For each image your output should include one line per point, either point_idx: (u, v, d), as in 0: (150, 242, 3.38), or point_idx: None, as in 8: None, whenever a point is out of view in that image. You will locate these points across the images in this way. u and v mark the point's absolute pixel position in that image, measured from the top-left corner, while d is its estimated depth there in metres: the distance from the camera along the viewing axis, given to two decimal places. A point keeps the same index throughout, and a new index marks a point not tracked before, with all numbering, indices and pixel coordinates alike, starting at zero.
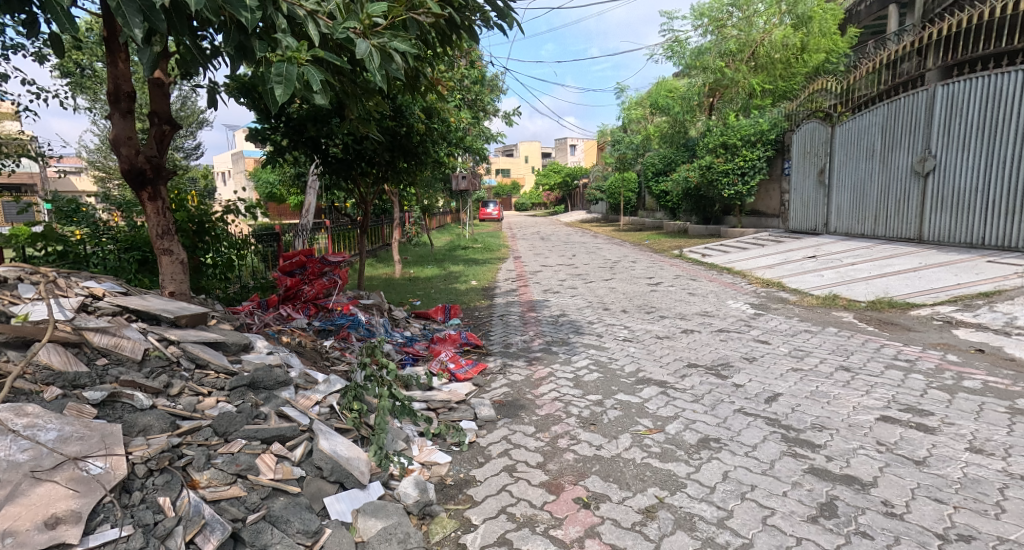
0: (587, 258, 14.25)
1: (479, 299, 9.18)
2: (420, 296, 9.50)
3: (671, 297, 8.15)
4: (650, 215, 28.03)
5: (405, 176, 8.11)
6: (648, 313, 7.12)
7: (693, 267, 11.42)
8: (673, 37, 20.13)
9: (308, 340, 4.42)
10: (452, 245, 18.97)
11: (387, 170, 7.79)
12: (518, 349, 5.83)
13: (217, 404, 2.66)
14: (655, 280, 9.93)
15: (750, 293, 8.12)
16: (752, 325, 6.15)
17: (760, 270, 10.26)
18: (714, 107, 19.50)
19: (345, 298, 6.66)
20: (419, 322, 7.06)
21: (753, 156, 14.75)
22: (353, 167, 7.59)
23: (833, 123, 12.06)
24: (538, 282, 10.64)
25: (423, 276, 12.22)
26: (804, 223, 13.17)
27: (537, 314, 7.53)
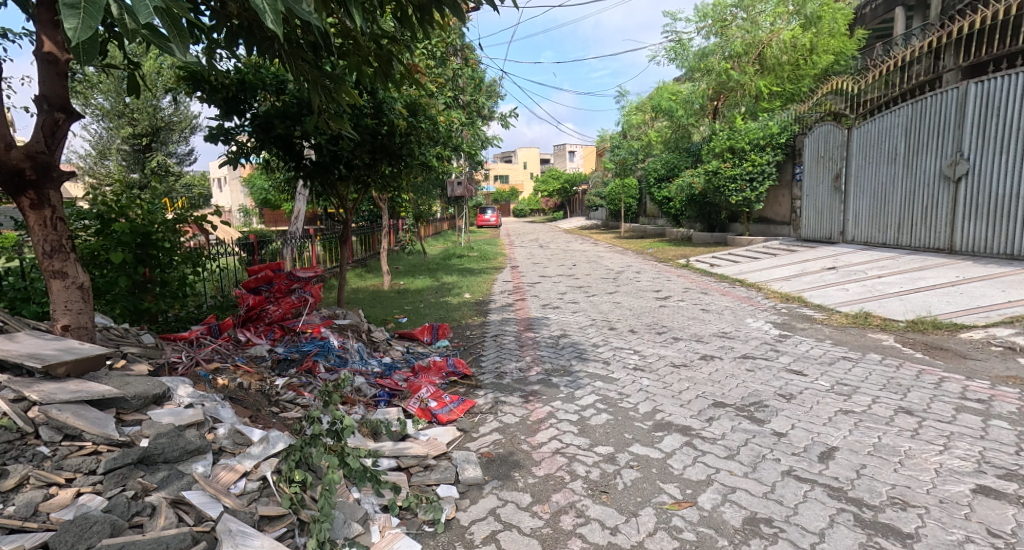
0: (588, 268, 13.54)
1: (473, 315, 8.44)
2: (408, 312, 8.73)
3: (682, 315, 7.41)
4: (652, 222, 27.32)
5: (390, 179, 7.40)
6: (658, 335, 6.37)
7: (703, 279, 10.65)
8: (676, 39, 19.47)
9: (257, 381, 3.67)
10: (447, 254, 18.24)
11: (369, 172, 7.08)
12: (512, 380, 5.08)
13: (72, 504, 2.05)
14: (662, 294, 9.20)
15: (769, 311, 7.38)
16: (779, 350, 5.40)
17: (776, 281, 9.52)
18: (719, 111, 18.85)
19: (317, 319, 5.94)
20: (402, 344, 6.36)
21: (763, 161, 14.04)
22: (331, 169, 6.88)
23: (850, 125, 11.36)
24: (537, 295, 9.89)
25: (414, 289, 11.46)
26: (817, 231, 12.44)
27: (534, 335, 6.77)
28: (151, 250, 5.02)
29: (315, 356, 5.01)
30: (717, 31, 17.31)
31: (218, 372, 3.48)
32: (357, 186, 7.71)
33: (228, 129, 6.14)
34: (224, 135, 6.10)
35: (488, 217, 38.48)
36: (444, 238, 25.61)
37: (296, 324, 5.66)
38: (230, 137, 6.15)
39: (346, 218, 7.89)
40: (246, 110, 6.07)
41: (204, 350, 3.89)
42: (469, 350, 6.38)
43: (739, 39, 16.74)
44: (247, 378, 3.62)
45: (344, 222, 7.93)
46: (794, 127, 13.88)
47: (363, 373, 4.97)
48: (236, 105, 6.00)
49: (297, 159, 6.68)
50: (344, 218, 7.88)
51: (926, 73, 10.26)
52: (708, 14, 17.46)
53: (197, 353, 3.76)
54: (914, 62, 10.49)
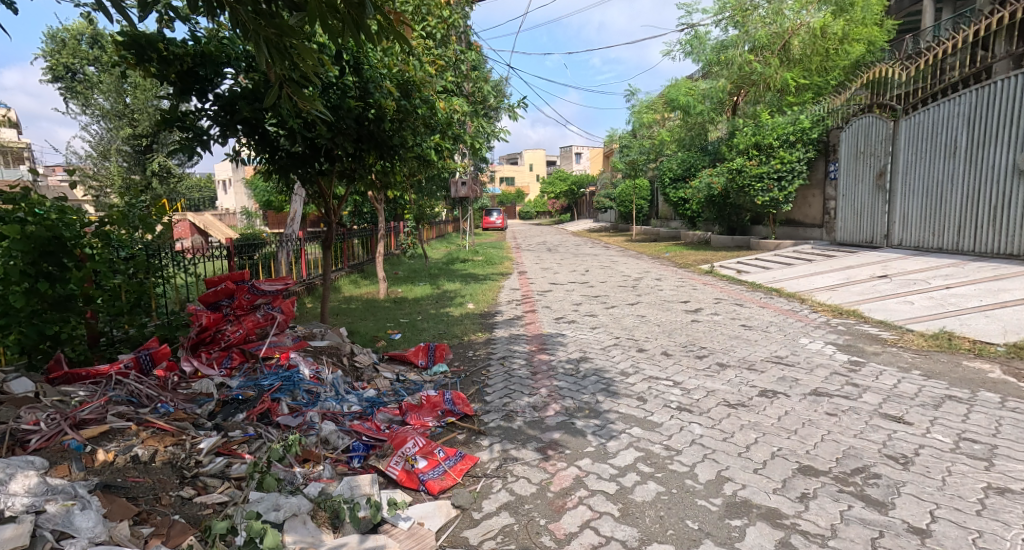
0: (602, 275, 12.54)
1: (477, 331, 7.40)
2: (403, 327, 7.73)
3: (720, 334, 6.35)
4: (664, 225, 26.23)
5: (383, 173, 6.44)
6: (699, 360, 5.31)
7: (733, 289, 9.59)
8: (692, 32, 18.45)
9: (170, 447, 2.73)
10: (451, 257, 17.26)
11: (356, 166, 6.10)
12: (524, 423, 4.03)
13: None
14: (691, 306, 8.15)
15: (823, 328, 6.33)
16: (857, 383, 4.34)
17: (819, 292, 8.44)
18: (739, 107, 17.81)
19: (290, 341, 4.92)
20: (391, 372, 5.35)
21: (793, 157, 12.94)
22: (316, 158, 5.87)
23: (896, 117, 10.28)
24: (548, 306, 8.85)
25: (412, 298, 10.43)
26: (856, 235, 11.34)
27: (549, 358, 5.72)
28: (64, 261, 4.03)
29: (275, 393, 3.98)
30: (738, 21, 16.27)
31: (104, 448, 2.59)
32: (342, 180, 6.71)
33: (184, 112, 5.03)
34: (180, 120, 4.97)
35: (494, 220, 37.56)
36: (448, 241, 24.65)
37: (260, 349, 4.63)
38: (188, 122, 5.03)
39: (330, 220, 6.88)
40: (210, 91, 4.98)
41: (102, 400, 2.96)
42: (473, 377, 5.34)
43: (762, 31, 15.76)
44: (148, 445, 2.68)
45: (329, 224, 6.91)
46: (828, 121, 12.76)
47: (336, 417, 3.94)
48: (191, 84, 4.89)
49: (271, 147, 5.61)
50: (327, 220, 6.89)
51: (967, 63, 9.13)
52: (729, 3, 16.40)
53: (83, 408, 2.83)
54: (949, 55, 9.45)
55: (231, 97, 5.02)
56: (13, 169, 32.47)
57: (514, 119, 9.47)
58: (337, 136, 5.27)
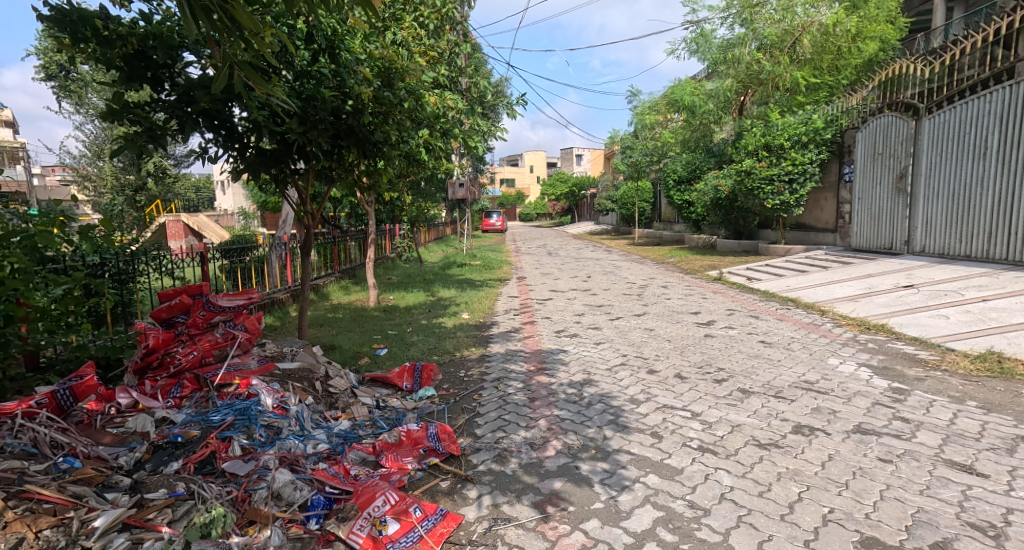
0: (604, 281, 11.96)
1: (470, 346, 6.80)
2: (390, 340, 7.13)
3: (737, 351, 5.75)
4: (667, 228, 25.67)
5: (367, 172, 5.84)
6: (718, 384, 4.71)
7: (746, 298, 9.00)
8: (698, 29, 17.92)
9: (44, 531, 2.40)
10: (447, 261, 16.68)
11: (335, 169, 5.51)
12: (519, 467, 3.43)
13: None
14: (702, 319, 7.56)
15: (851, 345, 5.72)
16: (906, 417, 3.73)
17: (839, 302, 7.84)
18: (747, 106, 17.24)
19: (255, 364, 4.36)
20: (371, 397, 4.77)
21: (805, 159, 12.33)
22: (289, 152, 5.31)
23: (918, 116, 9.68)
24: (548, 317, 8.26)
25: (404, 306, 9.84)
26: (874, 241, 10.73)
27: (549, 381, 5.12)
28: None
29: (225, 432, 3.39)
30: (746, 18, 15.75)
31: None
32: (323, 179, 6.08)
33: (135, 102, 4.40)
34: (128, 111, 4.33)
35: (493, 222, 37.12)
36: (446, 244, 24.10)
37: (215, 373, 4.05)
38: (138, 114, 4.39)
39: (309, 225, 6.26)
40: (166, 79, 4.44)
41: None
42: (463, 404, 4.74)
43: (771, 27, 15.21)
44: (11, 533, 2.33)
45: (308, 229, 6.30)
46: (842, 121, 12.16)
47: (297, 461, 3.36)
48: (142, 69, 4.32)
49: (237, 143, 4.98)
50: (307, 225, 6.28)
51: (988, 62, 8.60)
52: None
53: None
54: (967, 54, 8.90)
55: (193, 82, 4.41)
56: (10, 169, 32.06)
57: (512, 117, 8.87)
58: (308, 134, 4.72)
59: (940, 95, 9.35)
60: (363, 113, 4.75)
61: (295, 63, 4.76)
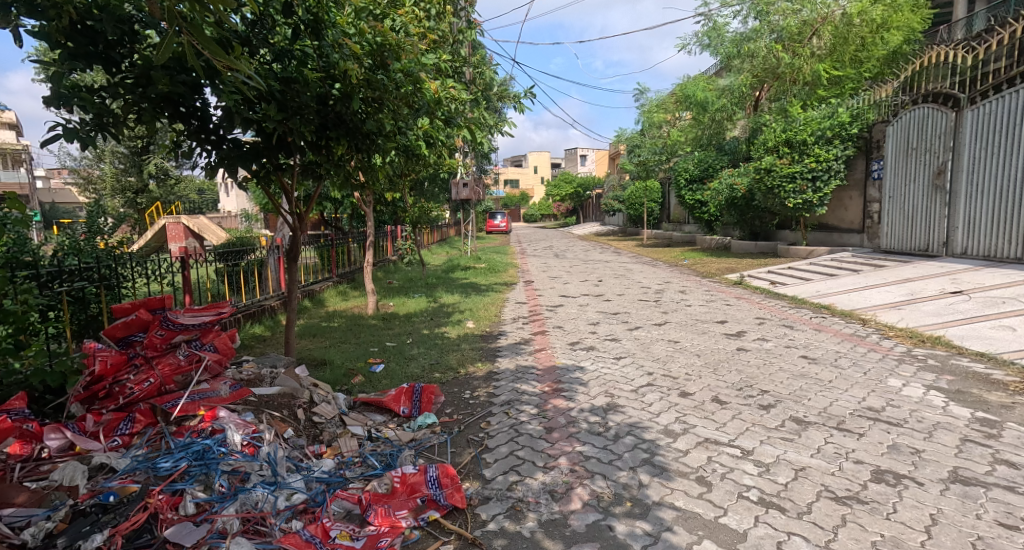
0: (617, 286, 11.31)
1: (476, 361, 6.15)
2: (389, 354, 6.51)
3: (779, 369, 5.09)
4: (677, 229, 24.95)
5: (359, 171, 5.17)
6: (765, 412, 4.05)
7: (774, 305, 8.34)
8: (710, 22, 17.29)
9: None
10: (451, 264, 16.07)
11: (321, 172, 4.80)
12: (540, 526, 2.80)
13: None
14: (730, 329, 6.90)
15: (908, 363, 5.04)
16: (1011, 461, 3.07)
17: (880, 310, 7.16)
18: (762, 102, 16.59)
19: (226, 390, 3.70)
20: (363, 426, 4.12)
21: (830, 155, 11.64)
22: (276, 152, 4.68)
23: (957, 107, 9.00)
24: (560, 326, 7.61)
25: (405, 314, 9.20)
26: (908, 242, 10.05)
27: (568, 407, 4.47)
28: None
29: (175, 484, 2.76)
30: (762, 9, 15.10)
31: None
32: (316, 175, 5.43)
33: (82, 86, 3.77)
34: (74, 95, 3.69)
35: (498, 223, 36.55)
36: (450, 246, 23.51)
37: (175, 404, 3.39)
38: (85, 99, 3.73)
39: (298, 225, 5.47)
40: (121, 59, 3.83)
41: None
42: (468, 435, 4.09)
43: (789, 18, 14.56)
44: None
45: (298, 228, 5.54)
46: (869, 115, 11.44)
47: (263, 520, 2.73)
48: (90, 47, 3.69)
49: (212, 136, 4.31)
50: (297, 225, 5.53)
51: None
52: None
53: None
54: None
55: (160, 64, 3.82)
56: (13, 171, 31.76)
57: (521, 110, 8.21)
58: (290, 122, 4.09)
59: (982, 85, 8.68)
60: (352, 98, 4.16)
61: (274, 42, 4.20)
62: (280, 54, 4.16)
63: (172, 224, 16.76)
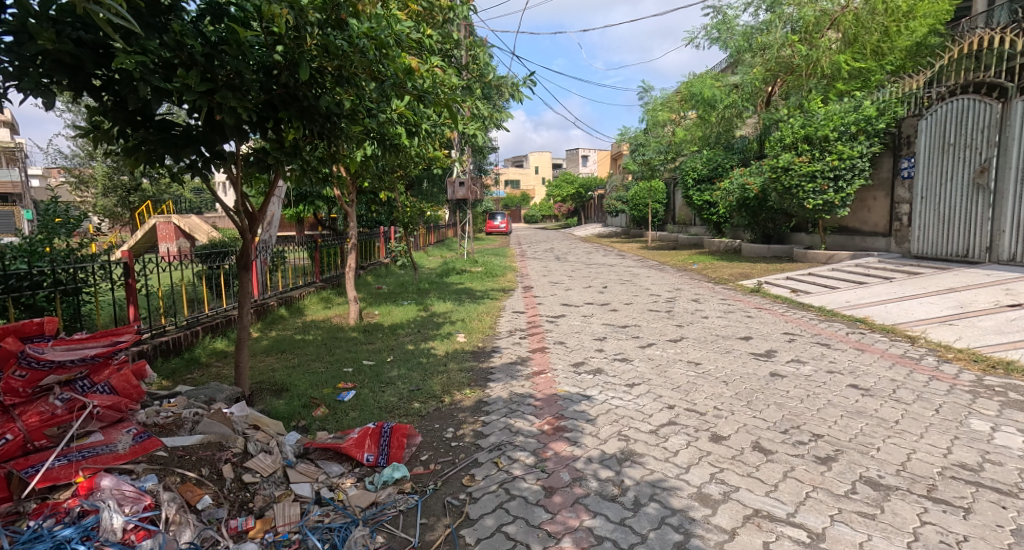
0: (623, 293, 10.45)
1: (463, 387, 5.26)
2: (364, 376, 5.63)
3: (827, 402, 4.20)
4: (682, 230, 24.07)
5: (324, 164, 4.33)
6: (824, 467, 3.17)
7: (801, 318, 7.46)
8: (720, 14, 16.45)
9: None
10: (447, 267, 15.24)
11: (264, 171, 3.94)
12: None
13: None
14: (757, 348, 6.01)
15: (986, 398, 4.14)
16: None
17: (928, 325, 6.27)
18: (775, 97, 15.74)
19: (126, 443, 2.84)
20: (311, 482, 3.23)
21: (854, 151, 10.77)
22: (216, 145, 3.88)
23: (1005, 97, 8.15)
24: (562, 342, 6.74)
25: (390, 325, 8.31)
26: (944, 247, 9.23)
27: (572, 456, 3.60)
28: None
29: None
30: None
31: None
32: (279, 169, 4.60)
33: None
34: None
35: (499, 224, 35.85)
36: (447, 247, 22.67)
37: (36, 471, 2.51)
38: None
39: (240, 219, 4.47)
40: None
41: None
42: (445, 496, 3.21)
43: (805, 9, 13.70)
44: None
45: (251, 229, 4.64)
46: (898, 109, 10.55)
47: None
48: None
49: (138, 117, 3.66)
50: (250, 224, 4.64)
51: None
52: None
53: None
54: None
55: (48, 17, 2.91)
56: (5, 169, 31.14)
57: (520, 99, 7.31)
58: (217, 95, 3.18)
59: None
60: (298, 67, 3.32)
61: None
62: (210, 10, 3.33)
63: (165, 226, 16.34)
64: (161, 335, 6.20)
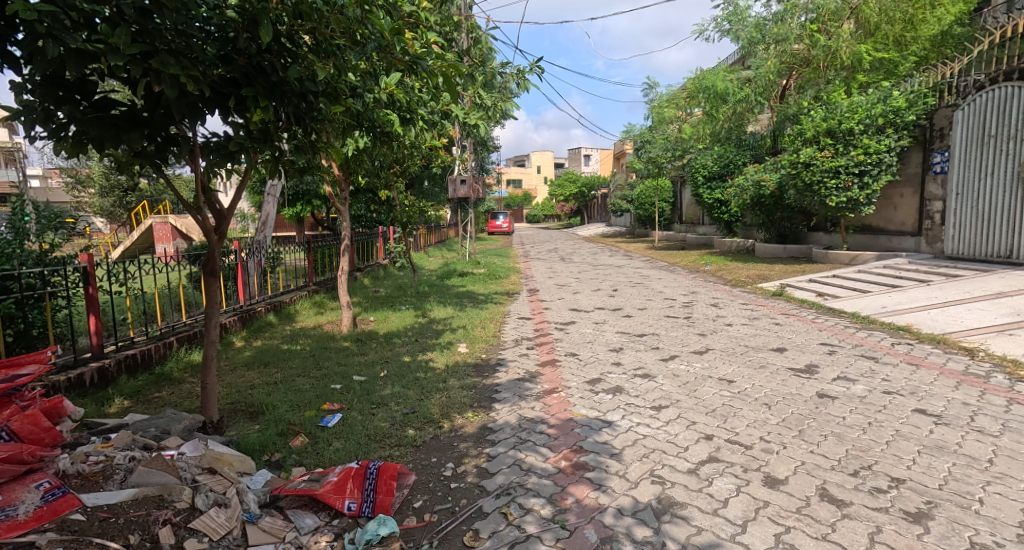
0: (635, 296, 9.82)
1: (465, 409, 4.61)
2: (354, 394, 4.99)
3: (896, 433, 3.55)
4: (690, 230, 23.40)
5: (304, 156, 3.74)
6: (920, 529, 2.52)
7: (835, 325, 6.80)
8: (732, 5, 15.76)
9: None
10: (448, 268, 14.60)
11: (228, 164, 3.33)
12: None
13: None
14: (795, 362, 5.36)
15: None
16: None
17: (984, 336, 5.61)
18: (790, 91, 15.07)
19: (31, 506, 2.29)
20: (277, 544, 2.60)
21: (882, 145, 10.10)
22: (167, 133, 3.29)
23: None
24: (574, 354, 6.09)
25: (385, 333, 7.66)
26: (983, 246, 8.63)
27: (599, 505, 2.96)
28: None
29: None
30: None
31: None
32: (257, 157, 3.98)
33: None
34: None
35: (500, 223, 35.28)
36: (448, 247, 22.05)
37: None
38: None
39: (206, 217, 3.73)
40: None
41: None
42: None
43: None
44: None
45: (222, 228, 3.96)
46: (929, 99, 9.87)
47: None
48: None
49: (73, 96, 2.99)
50: (217, 223, 3.97)
51: None
52: None
53: None
54: None
55: None
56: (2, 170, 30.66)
57: (526, 86, 6.65)
58: (155, 61, 2.53)
59: None
60: (258, 28, 2.72)
61: None
62: None
63: (161, 226, 15.85)
64: (128, 349, 5.51)
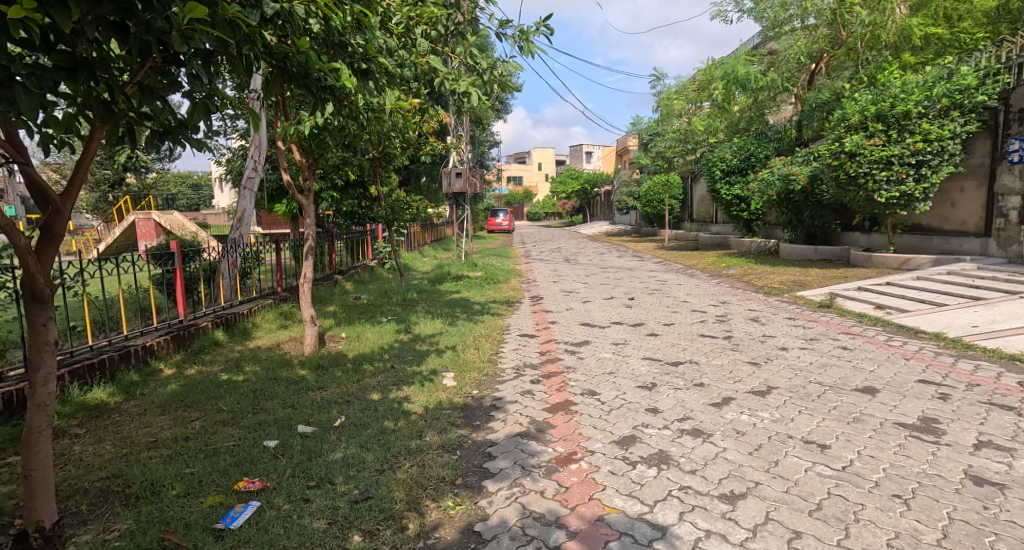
0: (656, 307, 8.33)
1: (443, 492, 3.14)
2: (286, 461, 3.51)
3: None
4: (703, 229, 21.90)
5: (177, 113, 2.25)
6: None
7: (924, 352, 5.34)
8: None
9: None
10: (440, 271, 13.12)
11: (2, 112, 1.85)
12: None
13: None
14: (901, 412, 3.90)
15: None
16: None
17: None
18: (821, 74, 13.57)
19: None
20: None
21: (946, 130, 8.63)
22: None
23: None
24: (594, 394, 4.60)
25: (355, 356, 6.16)
26: None
27: None
28: None
29: None
30: None
31: None
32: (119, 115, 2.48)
33: None
34: None
35: (501, 221, 33.77)
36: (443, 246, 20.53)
37: None
38: None
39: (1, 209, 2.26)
40: None
41: None
42: None
43: None
44: None
45: (53, 228, 2.47)
46: (1005, 77, 8.41)
47: None
48: None
49: None
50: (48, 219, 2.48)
51: None
52: None
53: None
54: None
55: None
56: None
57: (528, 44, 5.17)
58: None
59: None
60: None
61: None
62: None
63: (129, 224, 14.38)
64: None
